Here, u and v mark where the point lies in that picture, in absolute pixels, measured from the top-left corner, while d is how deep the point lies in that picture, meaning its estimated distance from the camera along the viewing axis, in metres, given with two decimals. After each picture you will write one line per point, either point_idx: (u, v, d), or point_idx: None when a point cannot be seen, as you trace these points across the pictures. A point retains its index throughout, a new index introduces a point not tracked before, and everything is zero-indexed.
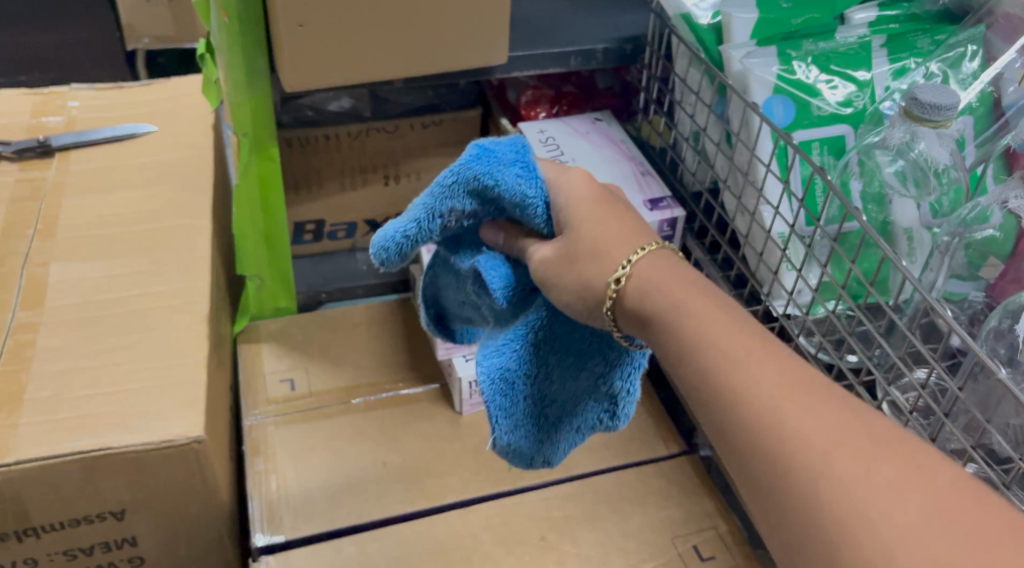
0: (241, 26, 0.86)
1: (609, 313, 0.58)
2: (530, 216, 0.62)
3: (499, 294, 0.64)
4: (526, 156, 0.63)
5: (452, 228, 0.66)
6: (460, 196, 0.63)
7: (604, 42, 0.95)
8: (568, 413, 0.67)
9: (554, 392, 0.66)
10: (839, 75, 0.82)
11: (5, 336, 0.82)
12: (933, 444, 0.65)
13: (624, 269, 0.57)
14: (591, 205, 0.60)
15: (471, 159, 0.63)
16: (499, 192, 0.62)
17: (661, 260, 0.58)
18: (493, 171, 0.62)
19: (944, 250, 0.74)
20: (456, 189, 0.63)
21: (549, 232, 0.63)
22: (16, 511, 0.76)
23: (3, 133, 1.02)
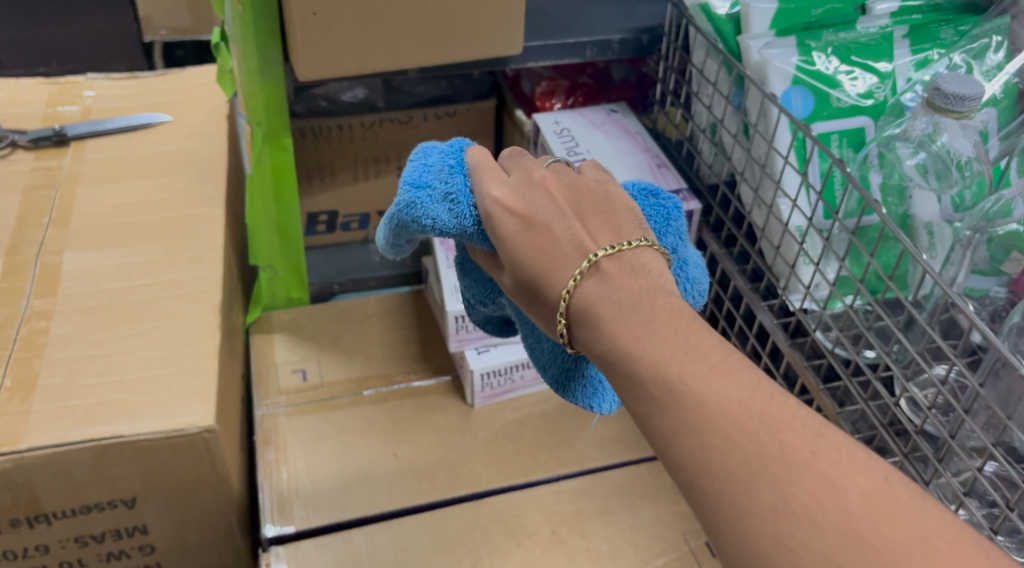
0: (254, 14, 0.85)
1: (571, 347, 0.58)
2: (469, 240, 0.62)
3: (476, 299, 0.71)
4: (456, 185, 0.61)
5: (406, 246, 0.67)
6: (402, 231, 0.63)
7: (620, 33, 0.95)
8: (597, 379, 0.64)
9: (569, 378, 0.65)
10: (860, 66, 0.81)
11: (20, 323, 0.82)
12: (952, 442, 0.63)
13: (563, 320, 0.56)
14: (533, 226, 0.57)
15: (404, 197, 0.62)
16: (434, 233, 0.61)
17: (594, 283, 0.55)
18: (425, 210, 0.61)
19: (966, 245, 0.73)
20: (397, 229, 0.63)
21: (494, 254, 0.62)
22: (28, 497, 0.76)
23: (20, 121, 1.02)
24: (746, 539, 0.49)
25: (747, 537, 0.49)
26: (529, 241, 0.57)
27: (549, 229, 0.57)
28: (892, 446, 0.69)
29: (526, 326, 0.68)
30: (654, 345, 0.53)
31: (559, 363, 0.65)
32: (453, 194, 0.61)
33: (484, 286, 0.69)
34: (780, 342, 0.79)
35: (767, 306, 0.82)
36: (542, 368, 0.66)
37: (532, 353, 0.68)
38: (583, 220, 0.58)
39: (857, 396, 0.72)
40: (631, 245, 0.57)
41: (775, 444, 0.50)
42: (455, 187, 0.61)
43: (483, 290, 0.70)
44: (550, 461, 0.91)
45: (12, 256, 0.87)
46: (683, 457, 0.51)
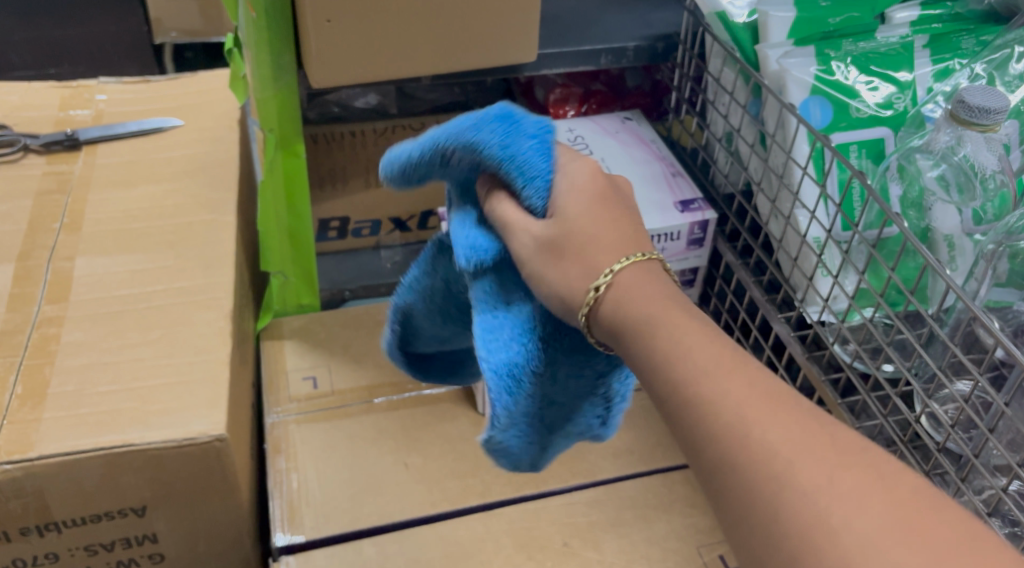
0: (268, 20, 0.85)
1: (584, 317, 0.55)
2: (529, 182, 0.58)
3: (463, 262, 0.61)
4: (546, 131, 0.59)
5: (439, 170, 0.62)
6: (464, 146, 0.60)
7: (635, 40, 0.93)
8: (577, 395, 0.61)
9: (549, 376, 0.60)
10: (879, 75, 0.81)
11: (31, 329, 0.81)
12: (976, 460, 0.63)
13: (605, 279, 0.55)
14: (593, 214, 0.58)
15: (494, 116, 0.59)
16: (509, 160, 0.58)
17: (638, 275, 0.55)
18: (514, 135, 0.58)
19: (989, 258, 0.71)
20: (473, 138, 0.59)
21: (540, 212, 0.58)
22: (37, 505, 0.75)
23: (32, 125, 1.02)
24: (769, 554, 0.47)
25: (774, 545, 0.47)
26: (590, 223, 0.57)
27: (611, 217, 0.57)
28: (913, 463, 0.69)
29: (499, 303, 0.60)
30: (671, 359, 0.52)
31: (544, 349, 0.59)
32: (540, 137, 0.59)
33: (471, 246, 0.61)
34: (797, 354, 0.79)
35: (783, 317, 0.82)
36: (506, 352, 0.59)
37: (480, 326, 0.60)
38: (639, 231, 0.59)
39: (876, 410, 0.72)
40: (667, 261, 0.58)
41: None
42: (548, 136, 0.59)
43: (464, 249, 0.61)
44: (563, 472, 0.90)
45: (23, 261, 0.87)
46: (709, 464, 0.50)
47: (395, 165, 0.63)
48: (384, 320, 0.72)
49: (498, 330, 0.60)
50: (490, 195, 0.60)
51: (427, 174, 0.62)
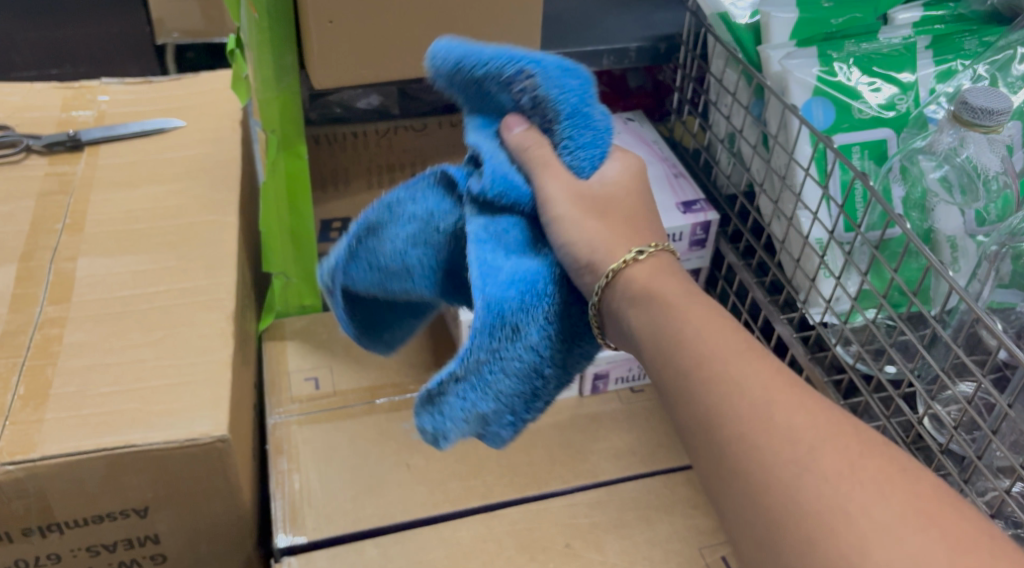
0: (270, 20, 0.85)
1: (609, 275, 0.60)
2: (580, 140, 0.64)
3: (490, 183, 0.63)
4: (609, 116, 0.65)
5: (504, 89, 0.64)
6: (548, 86, 0.63)
7: (637, 41, 0.93)
8: (534, 368, 0.62)
9: (523, 331, 0.61)
10: (881, 76, 0.81)
11: (33, 330, 0.81)
12: (979, 462, 0.63)
13: (639, 252, 0.60)
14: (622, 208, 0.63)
15: (579, 79, 0.64)
16: (580, 122, 0.64)
17: (658, 263, 0.61)
18: (593, 103, 0.64)
19: (992, 260, 0.71)
20: (564, 80, 0.63)
21: (581, 174, 0.64)
22: (39, 506, 0.75)
23: (34, 125, 1.02)
24: (778, 539, 0.49)
25: (783, 532, 0.49)
26: (621, 215, 0.63)
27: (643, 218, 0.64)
28: None
29: (501, 247, 0.62)
30: None
31: (536, 301, 0.61)
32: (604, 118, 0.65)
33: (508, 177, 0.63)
34: (799, 355, 0.79)
35: (786, 318, 0.81)
36: (503, 290, 0.61)
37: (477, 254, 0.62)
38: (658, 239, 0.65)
39: (879, 412, 0.72)
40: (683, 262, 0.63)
41: None
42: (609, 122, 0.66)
43: (495, 178, 0.63)
44: (565, 473, 0.90)
45: (26, 261, 0.87)
46: (715, 455, 0.52)
47: (464, 53, 0.64)
48: (347, 235, 0.68)
49: (498, 270, 0.61)
50: (532, 134, 0.64)
51: (484, 79, 0.64)
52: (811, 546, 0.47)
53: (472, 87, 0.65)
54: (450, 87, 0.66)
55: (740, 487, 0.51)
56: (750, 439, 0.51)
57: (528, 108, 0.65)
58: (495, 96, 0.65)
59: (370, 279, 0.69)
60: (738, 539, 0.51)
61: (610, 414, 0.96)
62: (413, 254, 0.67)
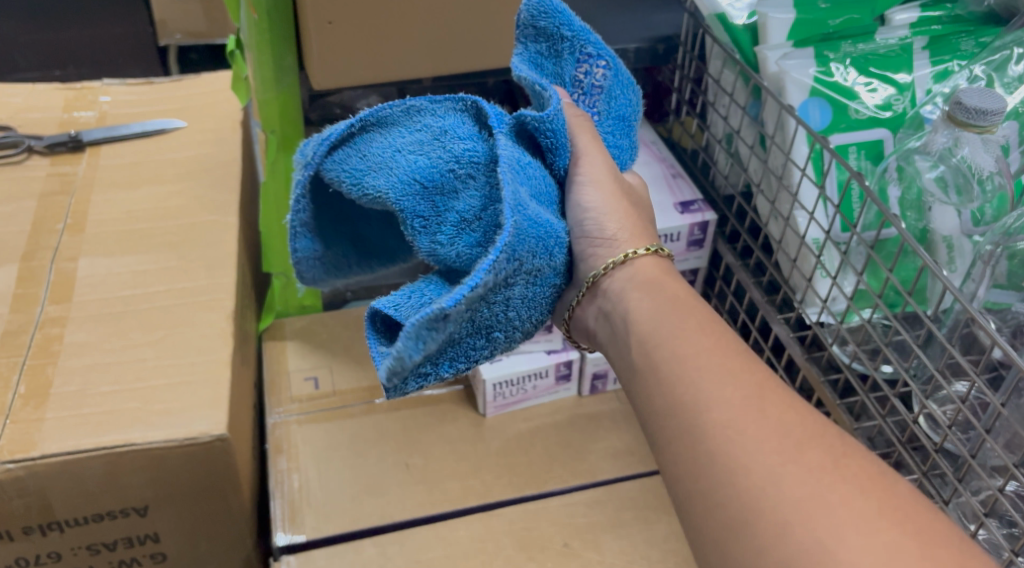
0: (269, 23, 0.86)
1: (624, 256, 0.63)
2: (618, 140, 0.70)
3: (551, 111, 0.62)
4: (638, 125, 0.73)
5: (578, 67, 0.69)
6: (614, 82, 0.69)
7: (636, 42, 0.94)
8: (490, 326, 0.60)
9: (515, 282, 0.59)
10: (877, 77, 0.81)
11: (34, 330, 0.82)
12: (973, 460, 0.63)
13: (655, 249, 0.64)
14: (638, 204, 0.68)
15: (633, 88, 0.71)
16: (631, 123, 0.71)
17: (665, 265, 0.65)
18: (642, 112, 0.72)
19: (987, 260, 0.72)
20: (629, 87, 0.70)
21: (622, 164, 0.70)
22: (40, 505, 0.76)
23: (36, 126, 1.02)
24: (747, 526, 0.52)
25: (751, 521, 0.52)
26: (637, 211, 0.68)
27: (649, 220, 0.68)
28: (910, 464, 0.70)
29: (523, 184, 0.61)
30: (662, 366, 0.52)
31: (539, 258, 0.60)
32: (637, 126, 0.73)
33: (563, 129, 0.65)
34: (796, 356, 0.79)
35: (783, 318, 0.82)
36: (530, 234, 0.59)
37: (513, 181, 0.59)
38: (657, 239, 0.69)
39: (874, 411, 0.72)
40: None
41: None
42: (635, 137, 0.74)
43: (557, 124, 0.63)
44: (563, 473, 0.90)
45: (27, 261, 0.87)
46: (697, 445, 0.55)
47: (560, 12, 0.67)
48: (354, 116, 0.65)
49: (526, 206, 0.59)
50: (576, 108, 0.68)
51: (565, 45, 0.68)
52: (787, 531, 0.51)
53: (552, 49, 0.68)
54: (530, 29, 0.68)
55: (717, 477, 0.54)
56: (734, 430, 0.54)
57: (582, 90, 0.69)
58: (560, 63, 0.69)
59: (351, 163, 0.63)
60: (702, 525, 0.54)
61: (609, 414, 0.96)
62: (408, 157, 0.62)
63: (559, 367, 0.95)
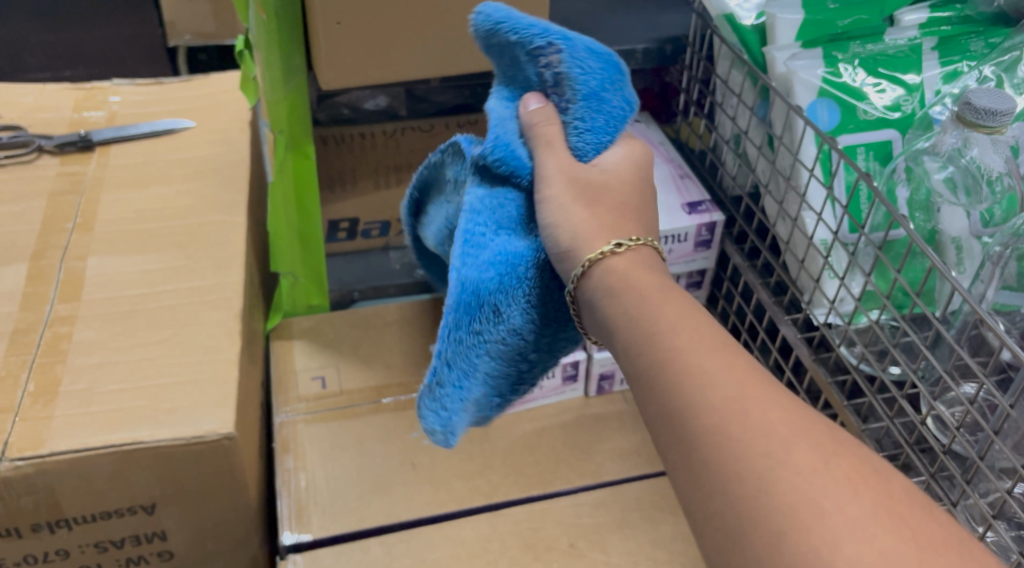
0: (278, 22, 0.85)
1: (585, 264, 0.62)
2: (578, 127, 0.67)
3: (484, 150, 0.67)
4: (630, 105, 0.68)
5: (538, 61, 0.67)
6: (572, 66, 0.66)
7: (644, 42, 0.95)
8: (521, 353, 0.66)
9: (513, 313, 0.65)
10: (887, 78, 0.81)
11: (43, 328, 0.82)
12: (982, 462, 0.63)
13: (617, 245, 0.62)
14: (604, 203, 0.65)
15: (608, 68, 0.66)
16: (595, 108, 0.67)
17: (637, 256, 0.63)
18: (612, 94, 0.67)
19: (996, 261, 0.71)
20: (582, 64, 0.66)
21: (581, 156, 0.67)
22: (49, 502, 0.76)
23: (46, 126, 1.03)
24: (745, 531, 0.51)
25: (751, 523, 0.51)
26: (605, 206, 0.65)
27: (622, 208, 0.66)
28: (918, 465, 0.69)
29: (485, 224, 0.66)
30: None
31: (523, 288, 0.65)
32: (624, 106, 0.68)
33: (521, 155, 0.67)
34: (804, 357, 0.79)
35: (791, 319, 0.82)
36: (492, 280, 0.65)
37: (463, 245, 0.66)
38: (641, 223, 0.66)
39: (882, 412, 0.72)
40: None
41: None
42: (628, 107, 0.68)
43: (499, 151, 0.67)
44: (570, 473, 0.90)
45: (37, 260, 0.88)
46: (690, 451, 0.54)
47: (503, 17, 0.66)
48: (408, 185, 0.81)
49: (480, 249, 0.66)
50: (547, 112, 0.67)
51: (517, 47, 0.67)
52: None
53: (508, 50, 0.67)
54: (488, 45, 0.68)
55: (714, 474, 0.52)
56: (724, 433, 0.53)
57: (551, 84, 0.67)
58: (523, 67, 0.68)
59: None
60: (703, 530, 0.53)
61: (616, 415, 0.96)
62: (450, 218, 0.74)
63: (566, 367, 0.95)
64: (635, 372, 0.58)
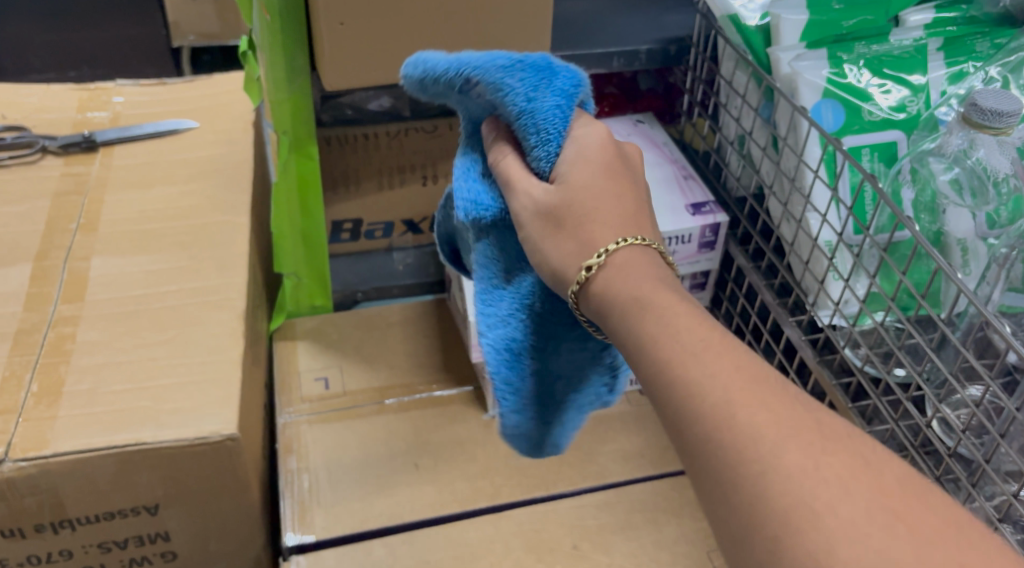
0: (282, 23, 0.86)
1: (573, 297, 0.58)
2: (535, 147, 0.61)
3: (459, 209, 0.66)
4: (570, 98, 0.61)
5: (466, 93, 0.63)
6: (492, 86, 0.61)
7: (648, 42, 0.95)
8: (577, 373, 0.66)
9: (555, 335, 0.64)
10: (892, 78, 0.81)
11: (47, 328, 0.82)
12: (988, 465, 0.63)
13: (597, 259, 0.57)
14: (585, 200, 0.59)
15: (530, 72, 0.61)
16: (532, 115, 0.60)
17: (622, 260, 0.57)
18: (541, 97, 0.60)
19: (1003, 262, 0.72)
20: (503, 84, 0.60)
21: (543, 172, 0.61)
22: (52, 503, 0.76)
23: (50, 126, 1.03)
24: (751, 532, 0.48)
25: (754, 522, 0.48)
26: (582, 211, 0.58)
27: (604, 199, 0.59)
28: (923, 468, 0.69)
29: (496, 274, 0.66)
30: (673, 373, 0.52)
31: (549, 309, 0.64)
32: (564, 101, 0.61)
33: (488, 195, 0.64)
34: (808, 358, 0.79)
35: (795, 321, 0.82)
36: (517, 324, 0.64)
37: (484, 303, 0.66)
38: (637, 208, 0.60)
39: (887, 415, 0.72)
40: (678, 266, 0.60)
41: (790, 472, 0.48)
42: (574, 97, 0.62)
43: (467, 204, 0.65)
44: (573, 474, 0.90)
45: (41, 261, 0.88)
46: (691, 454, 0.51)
47: (419, 68, 0.63)
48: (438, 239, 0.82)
49: (496, 303, 0.65)
50: (497, 145, 0.63)
51: (445, 89, 0.63)
52: None
53: (439, 93, 0.64)
54: (424, 97, 0.65)
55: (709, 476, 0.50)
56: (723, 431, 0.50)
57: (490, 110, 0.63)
58: (460, 103, 0.64)
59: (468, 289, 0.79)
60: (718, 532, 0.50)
61: (620, 415, 0.96)
62: None
63: None
64: (641, 384, 0.55)
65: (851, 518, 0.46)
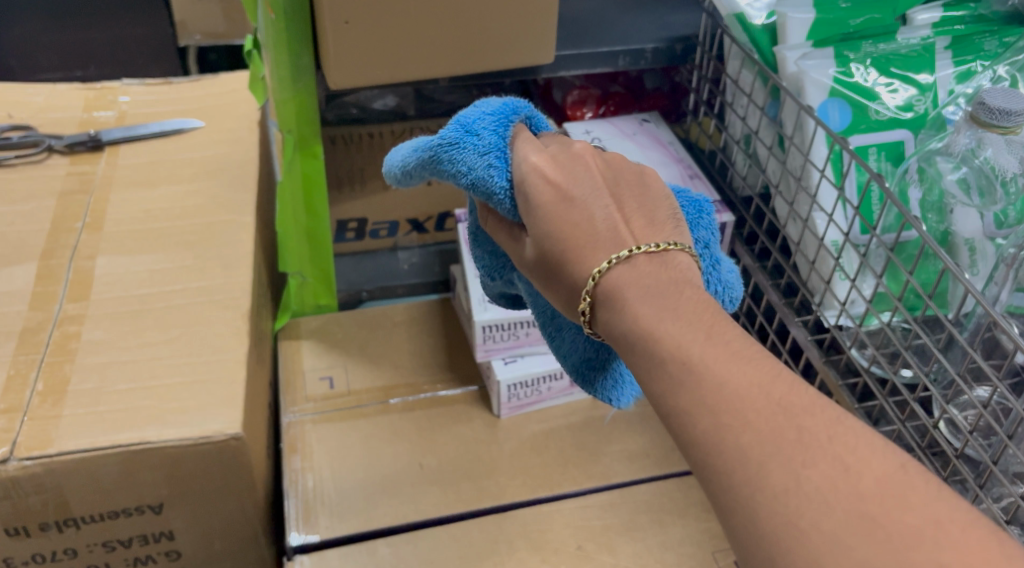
0: (286, 22, 0.85)
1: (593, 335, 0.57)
2: (496, 207, 0.59)
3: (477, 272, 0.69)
4: (498, 140, 0.59)
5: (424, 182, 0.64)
6: (431, 172, 0.61)
7: (652, 42, 0.93)
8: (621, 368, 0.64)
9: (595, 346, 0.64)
10: (899, 78, 0.81)
11: (52, 327, 0.82)
12: (995, 467, 0.62)
13: (587, 297, 0.55)
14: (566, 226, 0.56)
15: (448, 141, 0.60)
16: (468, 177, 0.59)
17: (609, 286, 0.54)
18: (464, 156, 0.59)
19: (1011, 263, 0.71)
20: (435, 165, 0.61)
21: (512, 217, 0.59)
22: (57, 502, 0.76)
23: (56, 126, 1.03)
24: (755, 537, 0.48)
25: (760, 523, 0.47)
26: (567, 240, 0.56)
27: (587, 208, 0.56)
28: (930, 468, 0.69)
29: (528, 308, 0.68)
30: (677, 376, 0.51)
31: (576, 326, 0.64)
32: (491, 145, 0.59)
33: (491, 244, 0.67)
34: (813, 358, 0.79)
35: (802, 321, 0.81)
36: (580, 348, 0.65)
37: (552, 341, 0.66)
38: (621, 203, 0.57)
39: (893, 416, 0.71)
40: (677, 246, 0.56)
41: (794, 475, 0.47)
42: (503, 142, 0.60)
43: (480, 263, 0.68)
44: (578, 475, 0.90)
45: (46, 260, 0.88)
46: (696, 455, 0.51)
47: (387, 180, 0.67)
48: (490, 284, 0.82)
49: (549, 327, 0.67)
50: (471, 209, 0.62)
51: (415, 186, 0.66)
52: None
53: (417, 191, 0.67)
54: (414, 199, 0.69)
55: (709, 476, 0.49)
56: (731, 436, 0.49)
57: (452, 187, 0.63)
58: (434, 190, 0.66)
59: None
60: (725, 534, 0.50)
61: (625, 415, 0.95)
62: None
63: None
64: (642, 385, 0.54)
65: (858, 519, 0.46)
